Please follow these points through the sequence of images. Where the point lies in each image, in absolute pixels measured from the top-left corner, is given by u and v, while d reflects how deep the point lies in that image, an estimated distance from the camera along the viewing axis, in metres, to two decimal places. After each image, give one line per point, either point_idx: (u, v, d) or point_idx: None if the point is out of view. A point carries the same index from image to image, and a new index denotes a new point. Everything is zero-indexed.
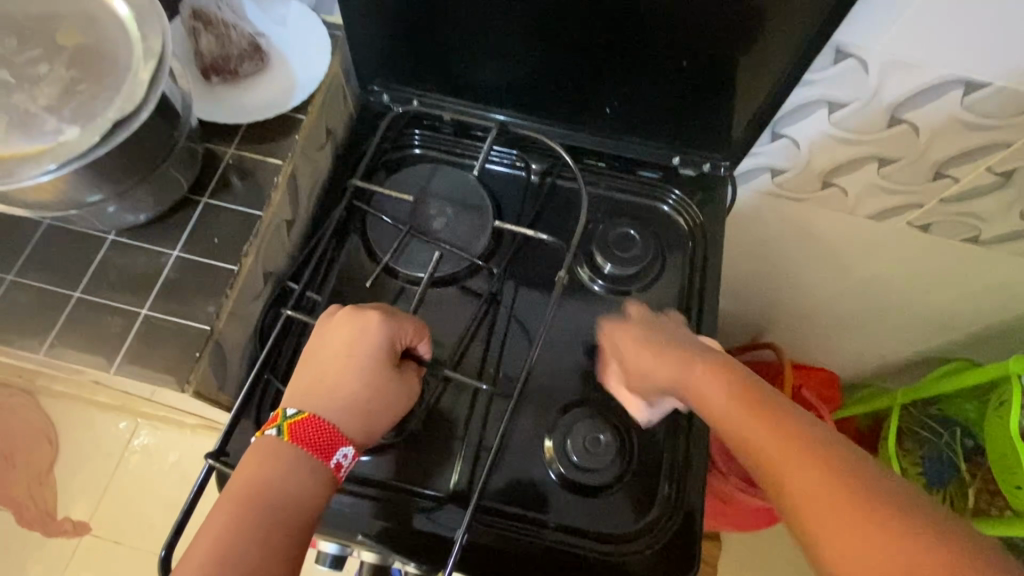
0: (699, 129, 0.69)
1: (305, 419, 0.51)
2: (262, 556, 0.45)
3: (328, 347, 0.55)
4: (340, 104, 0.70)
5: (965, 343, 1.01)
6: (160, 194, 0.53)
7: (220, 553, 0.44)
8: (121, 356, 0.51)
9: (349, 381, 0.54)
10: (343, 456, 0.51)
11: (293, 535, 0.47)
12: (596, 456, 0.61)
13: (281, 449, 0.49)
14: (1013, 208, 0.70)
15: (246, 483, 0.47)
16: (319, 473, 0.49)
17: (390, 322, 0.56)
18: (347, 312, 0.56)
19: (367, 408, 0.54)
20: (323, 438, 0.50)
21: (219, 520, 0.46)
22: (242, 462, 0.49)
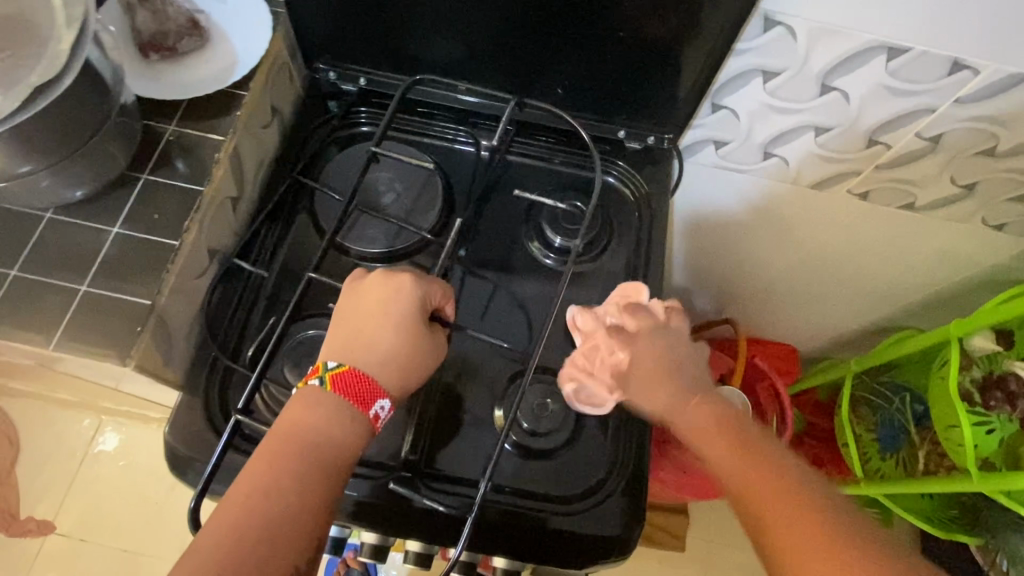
0: (642, 104, 0.70)
1: (345, 371, 0.52)
2: (302, 498, 0.46)
3: (361, 306, 0.56)
4: (286, 83, 0.70)
5: (912, 312, 1.05)
6: (96, 169, 0.52)
7: (263, 491, 0.46)
8: (60, 332, 0.51)
9: (385, 336, 0.54)
10: (381, 407, 0.52)
11: (329, 480, 0.48)
12: (546, 419, 0.62)
13: (323, 399, 0.50)
14: (943, 173, 0.73)
15: (290, 431, 0.49)
16: (358, 423, 0.51)
17: (422, 284, 0.57)
18: (379, 275, 0.57)
19: (402, 363, 0.54)
20: (363, 390, 0.52)
21: (259, 463, 0.47)
22: (284, 412, 0.50)
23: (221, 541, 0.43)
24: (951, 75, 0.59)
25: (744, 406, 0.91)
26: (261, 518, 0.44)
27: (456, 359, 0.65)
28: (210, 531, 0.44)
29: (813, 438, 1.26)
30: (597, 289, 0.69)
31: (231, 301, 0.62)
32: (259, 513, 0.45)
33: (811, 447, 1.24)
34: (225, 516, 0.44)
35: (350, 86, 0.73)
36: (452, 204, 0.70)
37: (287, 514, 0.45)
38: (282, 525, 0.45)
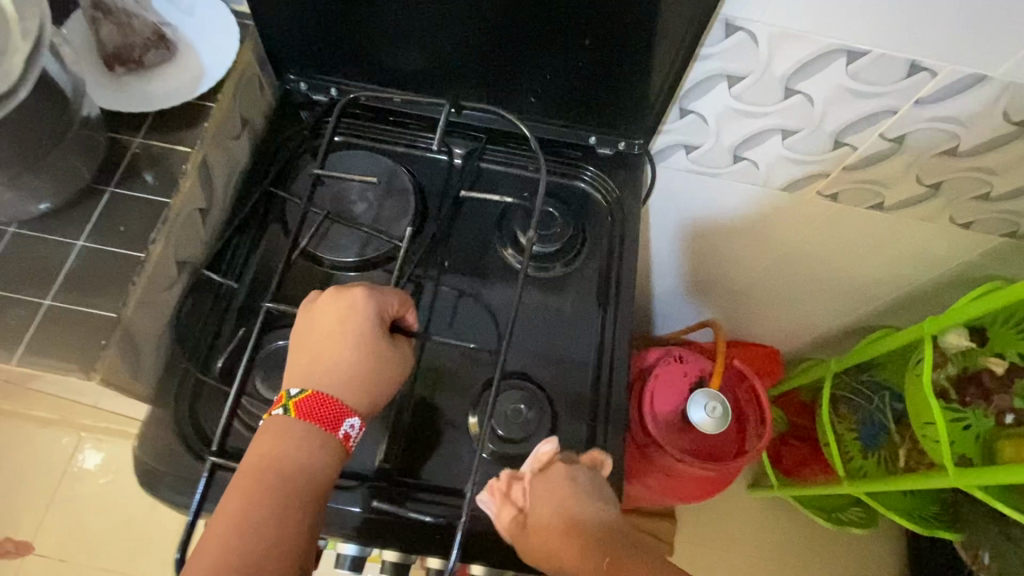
0: (611, 110, 0.71)
1: (310, 396, 0.52)
2: (281, 526, 0.47)
3: (318, 329, 0.56)
4: (256, 94, 0.70)
5: (887, 311, 1.06)
6: (56, 182, 0.52)
7: (240, 526, 0.46)
8: (22, 347, 0.50)
9: (345, 354, 0.55)
10: (350, 426, 0.53)
11: (305, 504, 0.49)
12: (520, 425, 0.62)
13: (291, 425, 0.51)
14: (909, 173, 0.74)
15: (260, 460, 0.49)
16: (328, 445, 0.52)
17: (376, 296, 0.57)
18: (331, 293, 0.57)
19: (365, 379, 0.55)
20: (328, 412, 0.52)
21: (235, 497, 0.48)
22: (254, 442, 0.51)
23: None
24: (910, 77, 0.60)
25: (723, 408, 0.91)
26: (240, 552, 0.45)
27: (431, 366, 0.65)
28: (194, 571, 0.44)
29: (796, 438, 1.28)
30: (571, 293, 0.70)
31: (202, 313, 0.62)
32: (243, 547, 0.45)
33: (793, 448, 1.27)
34: (208, 554, 0.45)
35: (321, 97, 0.73)
36: (425, 211, 0.71)
37: (269, 543, 0.46)
38: (265, 555, 0.46)
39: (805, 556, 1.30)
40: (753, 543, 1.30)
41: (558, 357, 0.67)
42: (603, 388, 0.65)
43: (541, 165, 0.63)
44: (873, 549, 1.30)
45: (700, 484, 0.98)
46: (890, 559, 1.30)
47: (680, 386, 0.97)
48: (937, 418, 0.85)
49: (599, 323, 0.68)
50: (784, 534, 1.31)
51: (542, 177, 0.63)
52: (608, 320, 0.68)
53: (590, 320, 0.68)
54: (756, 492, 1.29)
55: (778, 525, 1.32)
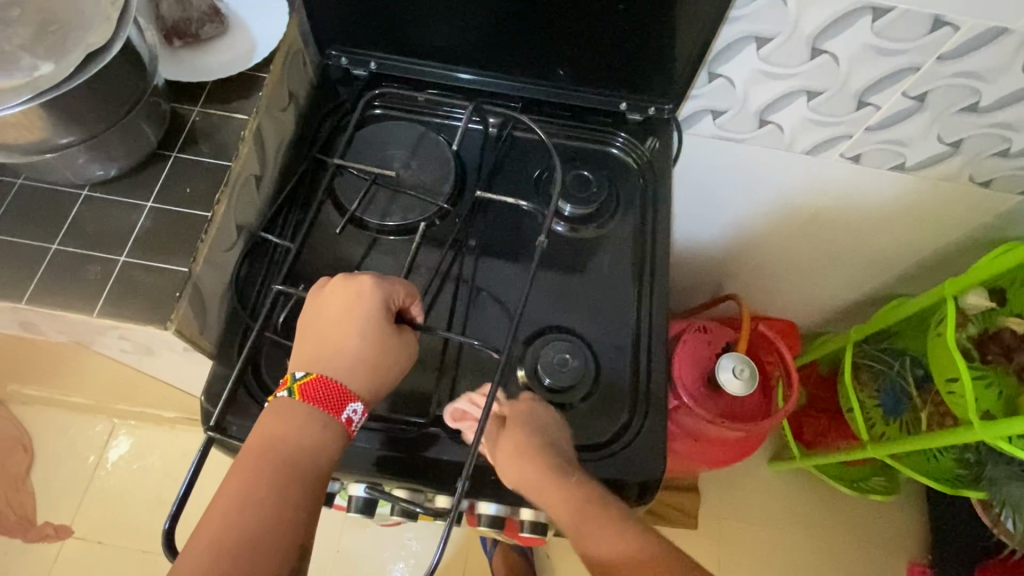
0: (642, 75, 0.73)
1: (314, 379, 0.54)
2: (281, 507, 0.48)
3: (324, 314, 0.57)
4: (300, 70, 0.73)
5: (906, 277, 1.09)
6: (130, 146, 0.55)
7: (241, 503, 0.48)
8: (102, 301, 0.53)
9: (352, 340, 0.56)
10: (353, 411, 0.54)
11: (306, 486, 0.50)
12: (567, 373, 0.64)
13: (295, 408, 0.53)
14: (930, 131, 0.76)
15: (263, 441, 0.51)
16: (330, 427, 0.53)
17: (383, 285, 0.58)
18: (340, 279, 0.59)
19: (372, 364, 0.56)
20: (333, 396, 0.54)
21: (237, 475, 0.49)
22: (258, 423, 0.53)
23: (208, 554, 0.45)
24: (933, 32, 0.63)
25: (752, 370, 0.94)
26: (240, 528, 0.46)
27: (476, 323, 0.67)
28: (194, 549, 0.46)
29: (817, 410, 1.29)
30: (606, 253, 0.72)
31: (259, 274, 0.65)
32: (241, 524, 0.47)
33: (814, 420, 1.28)
34: (209, 528, 0.47)
35: (360, 71, 0.76)
36: (465, 178, 0.74)
37: (268, 522, 0.47)
38: (262, 535, 0.47)
39: (828, 525, 1.31)
40: (777, 512, 1.32)
41: (598, 313, 0.69)
42: (644, 341, 0.67)
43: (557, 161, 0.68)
44: (895, 517, 1.32)
45: (728, 447, 1.01)
46: (912, 525, 1.32)
47: (706, 352, 1.00)
48: (963, 371, 0.87)
49: (636, 278, 0.70)
50: (808, 504, 1.33)
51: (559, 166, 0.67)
52: (647, 273, 0.70)
53: (628, 278, 0.71)
54: (778, 465, 1.31)
55: (801, 495, 1.34)
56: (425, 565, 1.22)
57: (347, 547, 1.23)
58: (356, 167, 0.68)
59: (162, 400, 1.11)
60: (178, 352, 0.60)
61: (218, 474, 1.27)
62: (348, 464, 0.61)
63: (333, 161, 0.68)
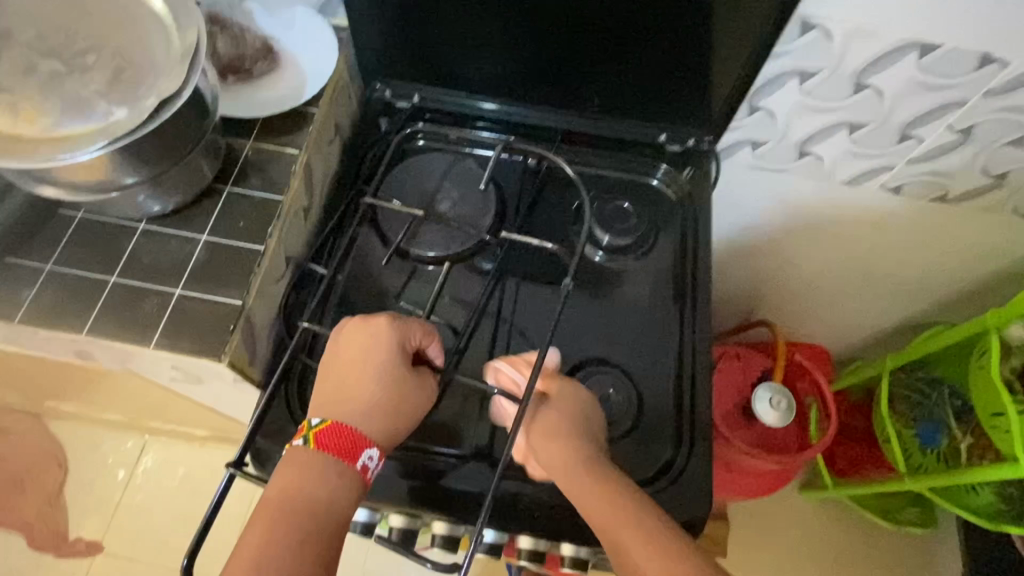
0: (682, 109, 0.73)
1: (328, 426, 0.52)
2: (298, 566, 0.47)
3: (342, 357, 0.57)
4: (346, 102, 0.74)
5: (943, 306, 1.07)
6: (187, 182, 0.56)
7: (257, 563, 0.46)
8: (158, 334, 0.55)
9: (370, 385, 0.56)
10: (369, 457, 0.53)
11: (325, 541, 0.48)
12: (607, 410, 0.65)
13: (311, 459, 0.51)
14: (975, 164, 0.75)
15: (281, 494, 0.49)
16: (348, 476, 0.52)
17: (398, 325, 0.58)
18: (356, 322, 0.58)
19: (391, 407, 0.56)
20: (348, 442, 0.52)
21: (255, 533, 0.48)
22: (275, 475, 0.51)
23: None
24: (981, 68, 0.62)
25: (787, 402, 0.92)
26: None
27: (516, 355, 0.68)
28: None
29: (849, 439, 1.26)
30: (646, 284, 0.72)
31: (305, 303, 0.66)
32: None
33: (846, 448, 1.26)
34: None
35: (403, 103, 0.77)
36: (504, 210, 0.74)
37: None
38: None
39: (861, 557, 1.28)
40: (809, 543, 1.29)
41: (639, 345, 0.69)
42: (685, 375, 0.67)
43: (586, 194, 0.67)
44: (931, 550, 1.29)
45: (761, 480, 0.99)
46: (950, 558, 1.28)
47: (738, 380, 1.01)
48: (1009, 405, 0.85)
49: (678, 311, 0.70)
50: (840, 535, 1.30)
51: (587, 199, 0.67)
52: (689, 303, 0.70)
53: (669, 311, 0.70)
54: (808, 493, 1.29)
55: (834, 526, 1.31)
56: None
57: (373, 569, 1.22)
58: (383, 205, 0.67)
59: (195, 419, 1.12)
60: (226, 382, 0.61)
61: (247, 493, 1.27)
62: (384, 495, 0.61)
63: (364, 200, 0.69)
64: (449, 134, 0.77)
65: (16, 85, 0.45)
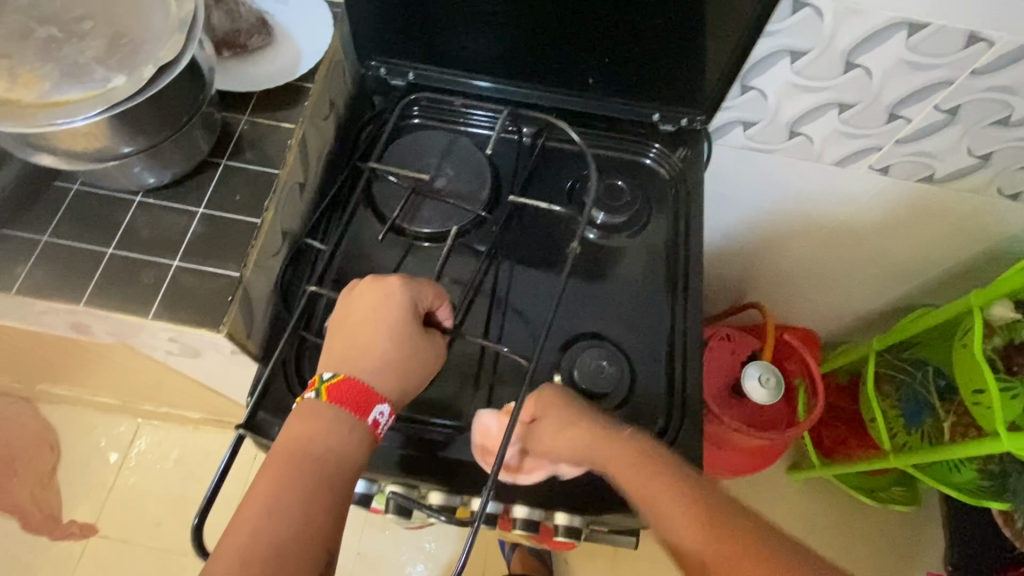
0: (676, 87, 0.74)
1: (341, 380, 0.54)
2: (309, 511, 0.48)
3: (354, 316, 0.58)
4: (340, 79, 0.74)
5: (928, 288, 1.09)
6: (184, 155, 0.56)
7: (268, 508, 0.47)
8: (156, 305, 0.55)
9: (380, 342, 0.57)
10: (380, 412, 0.54)
11: (334, 490, 0.50)
12: (601, 379, 0.65)
13: (322, 410, 0.53)
14: (960, 144, 0.77)
15: (293, 446, 0.50)
16: (358, 431, 0.53)
17: (411, 286, 0.59)
18: (368, 281, 0.59)
19: (399, 366, 0.57)
20: (360, 397, 0.54)
21: (266, 481, 0.49)
22: (286, 426, 0.52)
23: (239, 557, 0.44)
24: (967, 47, 0.64)
25: (777, 380, 0.94)
26: (269, 533, 0.46)
27: (511, 329, 0.69)
28: (224, 551, 0.45)
29: (838, 420, 1.29)
30: (641, 260, 0.73)
31: (301, 279, 0.66)
32: (269, 528, 0.46)
33: (834, 428, 1.28)
34: (239, 531, 0.46)
35: (398, 81, 0.77)
36: (499, 188, 0.75)
37: (295, 527, 0.47)
38: (291, 540, 0.46)
39: (847, 533, 1.31)
40: (795, 521, 1.32)
41: (631, 319, 0.70)
42: (677, 348, 0.68)
43: (592, 163, 0.69)
44: (915, 527, 1.32)
45: (751, 456, 1.01)
46: (932, 535, 1.32)
47: (729, 361, 1.02)
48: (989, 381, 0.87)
49: (669, 286, 0.71)
50: (827, 512, 1.33)
51: (593, 170, 0.69)
52: (681, 279, 0.71)
53: (661, 287, 0.72)
54: (797, 474, 1.31)
55: (820, 504, 1.34)
56: (445, 567, 1.23)
57: (368, 549, 1.23)
58: (390, 168, 0.69)
59: (190, 401, 1.13)
60: (224, 354, 0.61)
61: (242, 474, 1.28)
62: (379, 464, 0.62)
63: (369, 162, 0.70)
64: (453, 99, 0.77)
65: (13, 49, 0.45)
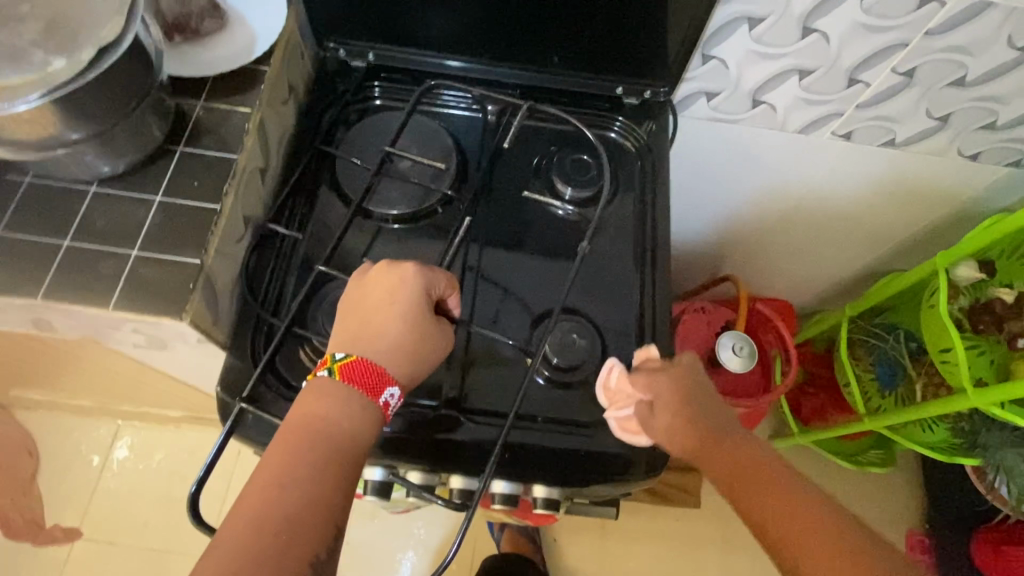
0: (638, 59, 0.74)
1: (353, 361, 0.54)
2: (318, 486, 0.48)
3: (366, 300, 0.57)
4: (298, 62, 0.73)
5: (898, 253, 1.11)
6: (138, 142, 0.55)
7: (280, 479, 0.47)
8: (117, 295, 0.54)
9: (394, 326, 0.56)
10: (391, 394, 0.54)
11: (342, 466, 0.49)
12: (573, 353, 0.66)
13: (335, 387, 0.53)
14: (919, 107, 0.78)
15: (306, 420, 0.51)
16: (370, 410, 0.53)
17: (425, 275, 0.59)
18: (381, 267, 0.59)
19: (407, 352, 0.56)
20: (372, 378, 0.54)
21: (277, 453, 0.49)
22: (298, 401, 0.53)
23: (248, 529, 0.45)
24: (920, 8, 0.64)
25: (749, 350, 0.96)
26: (279, 505, 0.46)
27: (483, 308, 0.69)
28: (235, 519, 0.45)
29: (815, 387, 1.31)
30: (608, 232, 0.73)
31: (267, 266, 0.66)
32: (280, 499, 0.46)
33: (811, 397, 1.30)
34: (249, 501, 0.46)
35: (359, 63, 0.76)
36: (466, 167, 0.75)
37: (308, 499, 0.47)
38: (301, 513, 0.46)
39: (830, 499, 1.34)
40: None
41: (603, 293, 0.70)
42: (647, 319, 0.69)
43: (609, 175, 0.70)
44: (893, 488, 1.36)
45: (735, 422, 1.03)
46: (909, 494, 1.35)
47: (705, 332, 1.03)
48: (953, 338, 0.89)
49: (638, 257, 0.72)
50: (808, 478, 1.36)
51: (611, 180, 0.70)
52: (648, 249, 0.72)
53: (628, 258, 0.72)
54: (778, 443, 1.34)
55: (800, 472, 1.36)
56: (434, 552, 1.23)
57: (356, 539, 1.24)
58: (406, 154, 0.69)
59: (168, 399, 1.12)
60: (192, 344, 0.61)
61: (226, 470, 1.27)
62: None
63: (387, 147, 0.69)
64: (473, 91, 0.76)
65: None
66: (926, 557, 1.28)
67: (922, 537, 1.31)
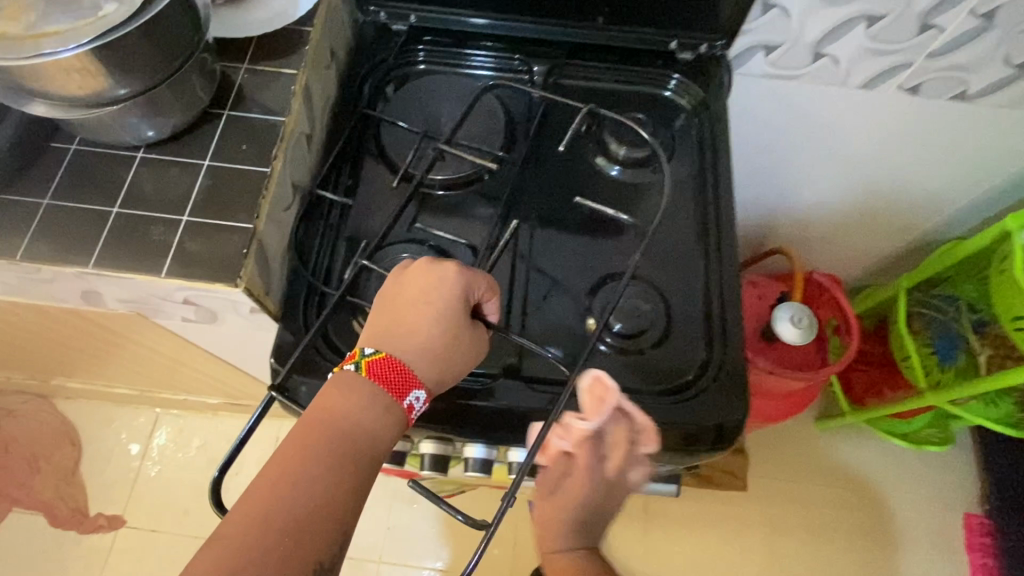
0: (693, 10, 0.70)
1: (383, 359, 0.50)
2: (331, 484, 0.44)
3: (404, 294, 0.53)
4: (338, 24, 0.71)
5: (959, 220, 1.06)
6: (185, 104, 0.53)
7: (288, 478, 0.44)
8: (168, 261, 0.52)
9: (428, 325, 0.51)
10: (416, 398, 0.50)
11: (356, 470, 0.46)
12: (636, 319, 0.63)
13: (360, 384, 0.48)
14: (996, 53, 0.73)
15: (324, 416, 0.47)
16: (393, 413, 0.49)
17: (465, 274, 0.54)
18: (423, 263, 0.54)
19: (448, 349, 0.52)
20: (399, 379, 0.49)
21: (290, 449, 0.45)
22: (320, 396, 0.49)
23: (248, 529, 0.41)
24: None
25: (807, 323, 0.91)
26: (284, 507, 0.42)
27: (537, 274, 0.65)
28: (238, 512, 0.42)
29: (865, 364, 1.26)
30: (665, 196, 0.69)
31: (315, 234, 0.63)
32: (285, 498, 0.43)
33: (865, 371, 1.25)
34: (254, 498, 0.43)
35: (400, 25, 0.73)
36: (512, 131, 0.71)
37: (315, 501, 0.43)
38: (307, 515, 0.43)
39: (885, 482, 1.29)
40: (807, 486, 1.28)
41: (663, 258, 0.67)
42: (712, 283, 0.65)
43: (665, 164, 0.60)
44: (950, 468, 1.30)
45: (783, 398, 0.98)
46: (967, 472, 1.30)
47: (756, 307, 1.00)
48: None
49: (702, 222, 0.68)
50: (860, 457, 1.31)
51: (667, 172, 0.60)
52: (709, 211, 0.68)
53: (690, 221, 0.68)
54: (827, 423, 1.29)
55: (853, 450, 1.32)
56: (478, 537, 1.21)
57: (399, 526, 1.22)
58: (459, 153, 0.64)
59: (209, 385, 1.11)
60: (243, 315, 0.59)
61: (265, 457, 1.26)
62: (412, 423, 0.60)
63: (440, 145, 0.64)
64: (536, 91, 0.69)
65: None
66: (987, 540, 1.23)
67: (982, 518, 1.25)
